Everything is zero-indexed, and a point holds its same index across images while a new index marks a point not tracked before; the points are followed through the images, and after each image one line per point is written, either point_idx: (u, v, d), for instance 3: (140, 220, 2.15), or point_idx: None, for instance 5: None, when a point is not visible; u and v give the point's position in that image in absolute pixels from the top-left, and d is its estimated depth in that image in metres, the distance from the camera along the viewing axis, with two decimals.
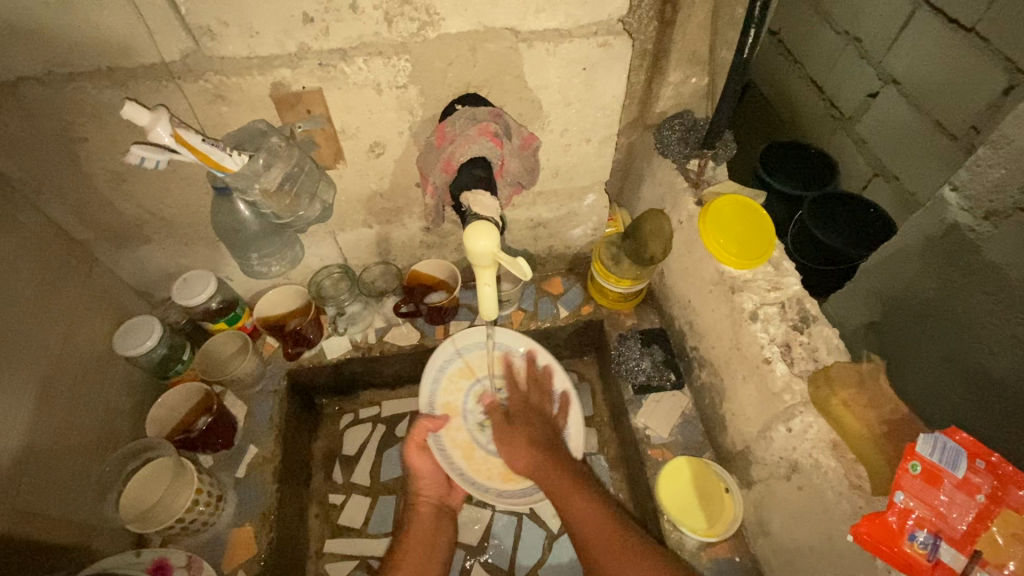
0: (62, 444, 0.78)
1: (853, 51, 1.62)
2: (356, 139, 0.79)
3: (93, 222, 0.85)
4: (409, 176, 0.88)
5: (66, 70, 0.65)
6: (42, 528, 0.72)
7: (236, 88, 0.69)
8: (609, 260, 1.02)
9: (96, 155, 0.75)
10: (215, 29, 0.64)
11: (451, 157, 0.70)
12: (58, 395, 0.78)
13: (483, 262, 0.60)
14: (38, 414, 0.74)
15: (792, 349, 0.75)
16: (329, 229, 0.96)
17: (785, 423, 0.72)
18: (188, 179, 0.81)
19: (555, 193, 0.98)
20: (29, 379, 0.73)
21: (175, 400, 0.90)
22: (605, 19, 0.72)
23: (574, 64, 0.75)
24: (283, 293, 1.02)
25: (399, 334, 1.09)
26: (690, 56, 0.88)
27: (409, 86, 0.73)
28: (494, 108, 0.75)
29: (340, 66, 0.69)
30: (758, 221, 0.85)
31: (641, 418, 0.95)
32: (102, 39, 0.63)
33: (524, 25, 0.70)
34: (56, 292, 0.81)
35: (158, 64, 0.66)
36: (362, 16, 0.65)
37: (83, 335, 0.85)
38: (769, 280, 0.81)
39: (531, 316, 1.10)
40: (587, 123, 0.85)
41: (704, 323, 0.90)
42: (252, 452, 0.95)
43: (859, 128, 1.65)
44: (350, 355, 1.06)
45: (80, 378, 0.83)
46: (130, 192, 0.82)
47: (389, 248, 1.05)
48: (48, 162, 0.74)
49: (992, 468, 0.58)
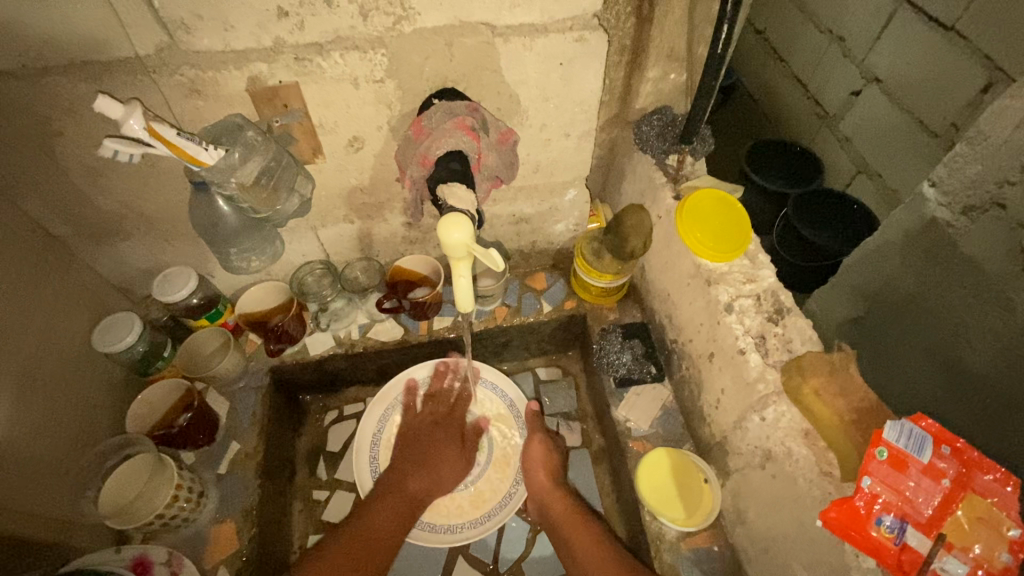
0: (38, 442, 0.77)
1: (836, 50, 1.65)
2: (335, 134, 0.79)
3: (70, 218, 0.85)
4: (390, 171, 0.88)
5: (39, 64, 0.64)
6: (19, 525, 0.72)
7: (212, 82, 0.69)
8: (591, 255, 1.04)
9: (72, 150, 0.75)
10: (189, 23, 0.64)
11: (427, 151, 0.71)
12: (34, 392, 0.77)
13: (457, 254, 0.60)
14: (13, 411, 0.73)
15: (767, 340, 0.76)
16: (310, 225, 0.96)
17: (759, 412, 0.73)
18: (165, 175, 0.81)
19: (536, 189, 0.99)
20: (6, 375, 0.73)
21: (156, 397, 0.90)
22: (581, 14, 0.72)
23: (551, 59, 0.76)
24: (265, 290, 1.02)
25: (382, 329, 1.09)
26: (668, 52, 0.89)
27: (387, 80, 0.74)
28: (472, 103, 0.75)
29: (317, 61, 0.69)
30: (735, 214, 0.86)
31: (622, 411, 0.96)
32: (75, 33, 0.62)
33: (500, 20, 0.71)
34: (33, 288, 0.80)
35: (132, 58, 0.66)
36: (338, 10, 0.65)
37: (60, 332, 0.84)
38: (745, 272, 0.82)
39: (514, 312, 1.10)
40: (565, 118, 0.85)
41: (683, 315, 0.91)
42: (234, 449, 0.96)
43: (843, 126, 1.68)
44: (334, 351, 1.06)
45: (58, 375, 0.83)
46: (108, 187, 0.81)
47: (371, 243, 1.05)
48: (22, 156, 0.74)
49: (958, 453, 0.60)
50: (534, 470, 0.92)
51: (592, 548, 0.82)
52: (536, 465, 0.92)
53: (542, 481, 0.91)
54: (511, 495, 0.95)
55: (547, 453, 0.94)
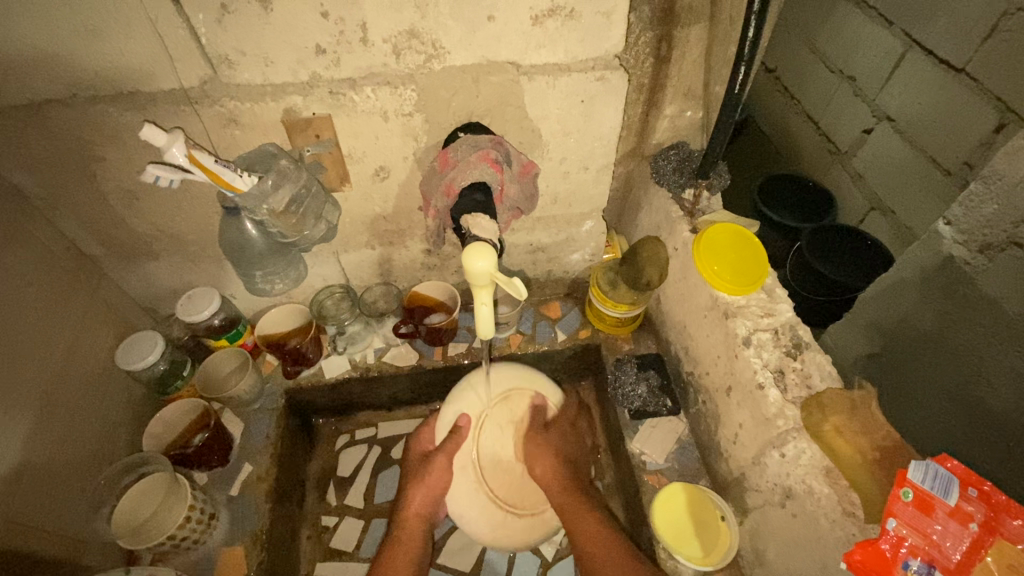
0: (58, 456, 0.78)
1: (848, 89, 1.68)
2: (363, 163, 0.82)
3: (104, 238, 0.88)
4: (413, 200, 0.90)
5: (90, 93, 0.68)
6: (35, 539, 0.72)
7: (249, 113, 0.72)
8: (607, 285, 1.05)
9: (111, 174, 0.78)
10: (232, 58, 0.67)
11: (452, 182, 0.73)
12: (58, 406, 0.79)
13: (480, 281, 0.60)
14: (38, 424, 0.75)
15: (786, 375, 0.75)
16: (333, 250, 0.99)
17: (778, 448, 0.72)
18: (198, 199, 0.84)
19: (554, 219, 1.01)
20: (32, 390, 0.75)
21: (172, 416, 0.91)
22: (602, 55, 0.75)
23: (573, 96, 0.79)
24: (284, 312, 1.04)
25: (397, 354, 1.10)
26: (685, 90, 0.92)
27: (415, 114, 0.77)
28: (495, 137, 0.78)
29: (349, 95, 0.73)
30: (752, 249, 0.86)
31: (637, 444, 0.96)
32: (124, 66, 0.66)
33: (524, 59, 0.73)
34: (62, 305, 0.83)
35: (177, 89, 0.69)
36: (371, 48, 0.68)
37: (86, 349, 0.86)
38: (762, 306, 0.82)
39: (529, 339, 1.12)
40: (585, 152, 0.88)
41: (699, 348, 0.91)
42: (247, 470, 0.96)
43: (856, 163, 1.69)
44: (349, 374, 1.07)
45: (80, 391, 0.84)
46: (143, 210, 0.84)
47: (389, 269, 1.06)
48: (65, 179, 0.77)
49: (984, 497, 0.57)
50: (533, 463, 0.85)
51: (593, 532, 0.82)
52: (537, 456, 0.85)
53: (542, 473, 0.84)
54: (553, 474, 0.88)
55: (558, 463, 0.85)
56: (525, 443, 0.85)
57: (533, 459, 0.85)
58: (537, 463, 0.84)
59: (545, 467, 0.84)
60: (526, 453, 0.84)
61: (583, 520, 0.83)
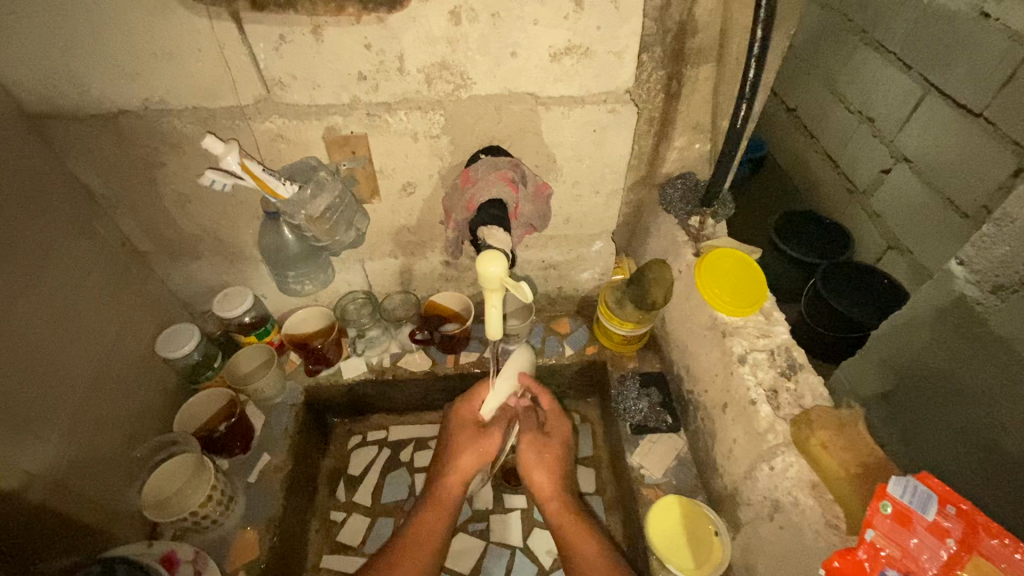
0: (102, 431, 0.86)
1: (866, 130, 1.73)
2: (392, 179, 0.90)
3: (156, 236, 0.97)
4: (435, 214, 0.98)
5: (159, 107, 0.78)
6: (76, 505, 0.79)
7: (295, 129, 0.81)
8: (614, 304, 1.10)
9: (169, 178, 0.87)
10: (284, 81, 0.76)
11: (472, 198, 0.80)
12: (106, 385, 0.87)
13: (491, 285, 0.66)
14: (87, 398, 0.83)
15: (779, 394, 0.79)
16: (359, 258, 1.07)
17: (768, 462, 0.75)
18: (243, 205, 0.93)
19: (566, 239, 1.07)
20: (83, 368, 0.83)
21: (201, 404, 0.99)
22: (614, 89, 0.82)
23: (586, 125, 0.86)
24: (310, 314, 1.12)
25: (412, 360, 1.16)
26: (694, 124, 0.99)
27: (441, 136, 0.85)
28: (514, 160, 0.85)
29: (385, 117, 0.81)
30: (751, 273, 0.91)
31: (637, 457, 1.00)
32: (191, 84, 0.75)
33: (543, 91, 0.81)
34: (114, 293, 0.91)
35: (234, 106, 0.78)
36: (407, 77, 0.77)
37: (131, 336, 0.95)
38: (759, 327, 0.87)
39: (538, 352, 1.17)
40: (596, 176, 0.94)
41: (699, 366, 0.95)
42: (265, 459, 1.02)
43: (873, 203, 1.73)
44: (365, 376, 1.13)
45: (124, 373, 0.92)
46: (193, 212, 0.93)
47: (409, 279, 1.14)
48: (129, 181, 0.87)
49: (963, 515, 0.59)
50: (532, 472, 0.91)
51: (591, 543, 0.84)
52: (535, 465, 0.91)
53: (542, 481, 0.91)
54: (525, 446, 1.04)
55: (554, 476, 0.91)
56: (523, 448, 0.92)
57: (528, 465, 0.92)
58: (537, 472, 0.91)
59: (547, 474, 0.91)
60: (524, 462, 0.92)
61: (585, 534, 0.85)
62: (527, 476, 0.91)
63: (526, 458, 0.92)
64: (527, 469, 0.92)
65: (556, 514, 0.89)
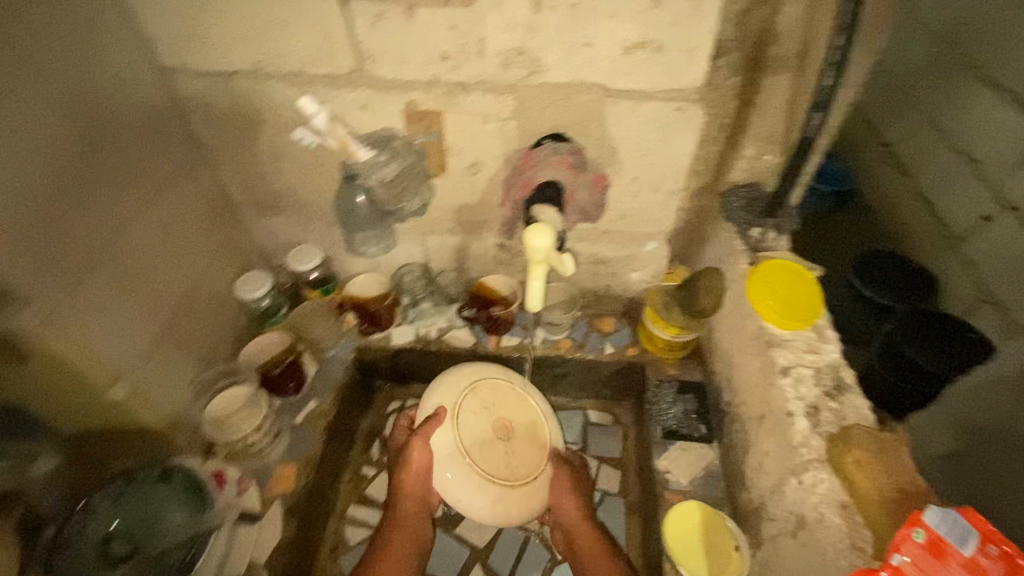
0: (179, 351, 0.97)
1: (968, 170, 1.52)
2: (460, 157, 0.96)
3: (247, 188, 1.08)
4: (495, 196, 1.02)
5: (267, 70, 0.88)
6: (150, 408, 0.91)
7: (379, 101, 0.88)
8: (661, 307, 1.12)
9: (266, 136, 0.98)
10: (375, 55, 0.84)
11: (530, 178, 0.86)
12: (188, 312, 0.99)
13: (536, 257, 0.70)
14: (171, 320, 0.95)
15: (819, 412, 0.76)
16: (420, 231, 1.13)
17: (797, 476, 0.73)
18: (324, 168, 1.02)
19: (620, 235, 1.08)
20: (171, 293, 0.94)
21: (266, 345, 1.08)
22: (684, 88, 0.84)
23: (651, 122, 0.87)
24: (370, 280, 1.19)
25: (456, 335, 1.21)
26: (766, 135, 0.98)
27: (511, 119, 0.89)
28: (575, 146, 0.89)
29: (460, 96, 0.87)
30: (806, 289, 0.89)
31: (664, 462, 0.99)
32: (295, 51, 0.85)
33: (613, 83, 0.84)
34: (206, 234, 1.03)
35: (329, 75, 0.87)
36: (485, 60, 0.82)
37: (214, 274, 1.06)
38: (808, 343, 0.84)
39: (577, 346, 1.19)
40: (656, 175, 0.96)
41: (740, 377, 0.93)
42: (312, 404, 1.11)
43: (971, 249, 1.47)
44: (412, 344, 1.20)
45: (204, 306, 1.04)
46: (281, 170, 1.03)
47: (464, 258, 1.19)
48: (233, 135, 0.98)
49: (1006, 557, 0.56)
50: (563, 502, 0.95)
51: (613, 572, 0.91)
52: (564, 496, 0.95)
53: (573, 511, 0.96)
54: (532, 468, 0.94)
55: (581, 506, 0.96)
56: (548, 479, 0.95)
57: (560, 498, 0.95)
58: (565, 503, 0.95)
59: (576, 505, 0.96)
60: (554, 493, 0.95)
61: (605, 563, 0.92)
62: (557, 504, 0.96)
63: (557, 489, 0.95)
64: (558, 502, 0.95)
65: (584, 540, 0.94)
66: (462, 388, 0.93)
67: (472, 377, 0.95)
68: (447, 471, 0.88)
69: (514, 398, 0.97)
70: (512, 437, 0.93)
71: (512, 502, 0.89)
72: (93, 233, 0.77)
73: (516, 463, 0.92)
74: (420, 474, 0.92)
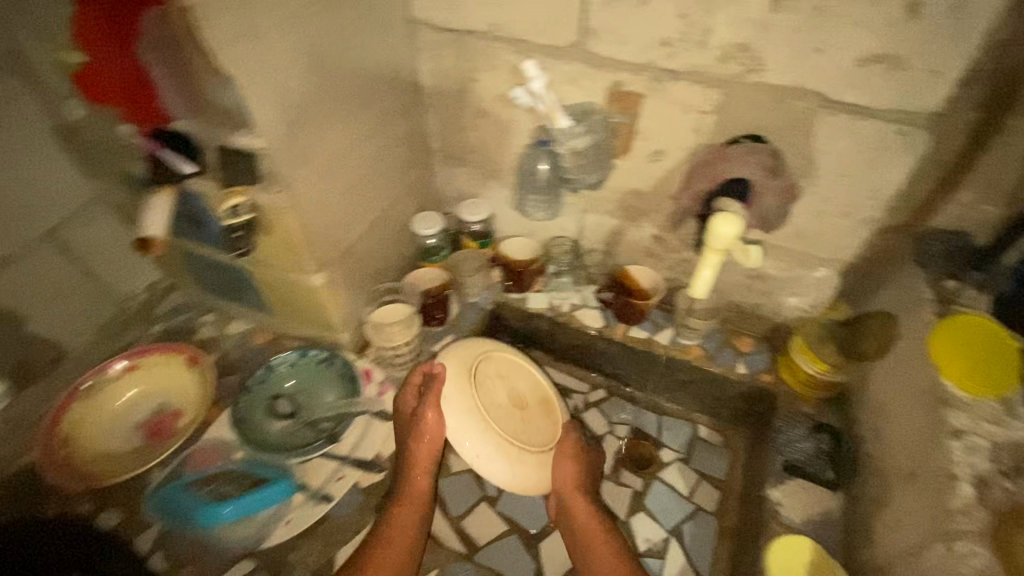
0: (362, 262, 1.14)
1: None
2: (646, 143, 0.99)
3: (443, 137, 1.21)
4: (669, 188, 1.04)
5: (496, 33, 0.98)
6: (333, 301, 1.08)
7: (588, 76, 0.95)
8: (815, 342, 1.06)
9: (475, 93, 1.09)
10: (598, 32, 0.90)
11: (719, 172, 0.93)
12: (375, 232, 1.15)
13: (718, 245, 0.88)
14: (363, 234, 1.11)
15: (990, 487, 0.69)
16: (582, 208, 1.19)
17: (947, 542, 0.67)
18: (515, 132, 1.11)
19: (788, 254, 1.05)
20: (368, 211, 1.11)
21: (424, 277, 1.23)
22: (914, 111, 0.79)
23: (864, 140, 0.84)
24: (523, 243, 1.28)
25: (588, 314, 1.26)
26: (989, 182, 0.82)
27: (711, 114, 0.90)
28: (774, 152, 0.89)
29: (668, 83, 0.90)
30: (1003, 355, 0.79)
31: (777, 492, 0.95)
32: (527, 19, 0.94)
33: (834, 94, 0.81)
34: (404, 169, 1.18)
35: (549, 45, 0.95)
36: (705, 51, 0.84)
37: (400, 206, 1.22)
38: (992, 413, 0.75)
39: (708, 357, 1.17)
40: (850, 199, 0.92)
41: (893, 430, 0.87)
42: (448, 339, 1.23)
43: None
44: (545, 311, 1.27)
45: (387, 230, 1.19)
46: (477, 125, 1.15)
47: (615, 243, 1.22)
48: (448, 88, 1.11)
49: None
50: (563, 467, 1.03)
51: (608, 547, 0.95)
52: (564, 465, 1.03)
53: (568, 476, 1.02)
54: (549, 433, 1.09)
55: (577, 473, 1.03)
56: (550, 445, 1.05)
57: (557, 466, 1.03)
58: (564, 470, 1.03)
59: (573, 473, 1.03)
60: (556, 460, 1.03)
61: (598, 536, 0.97)
62: (556, 472, 1.02)
63: (558, 454, 1.04)
64: (554, 469, 1.03)
65: (575, 512, 1.00)
66: (467, 358, 1.04)
67: (487, 351, 1.09)
68: (467, 438, 0.96)
69: (529, 377, 1.14)
70: (527, 409, 1.08)
71: (529, 466, 1.00)
72: (332, 145, 0.94)
73: (530, 430, 1.06)
74: (432, 444, 0.97)
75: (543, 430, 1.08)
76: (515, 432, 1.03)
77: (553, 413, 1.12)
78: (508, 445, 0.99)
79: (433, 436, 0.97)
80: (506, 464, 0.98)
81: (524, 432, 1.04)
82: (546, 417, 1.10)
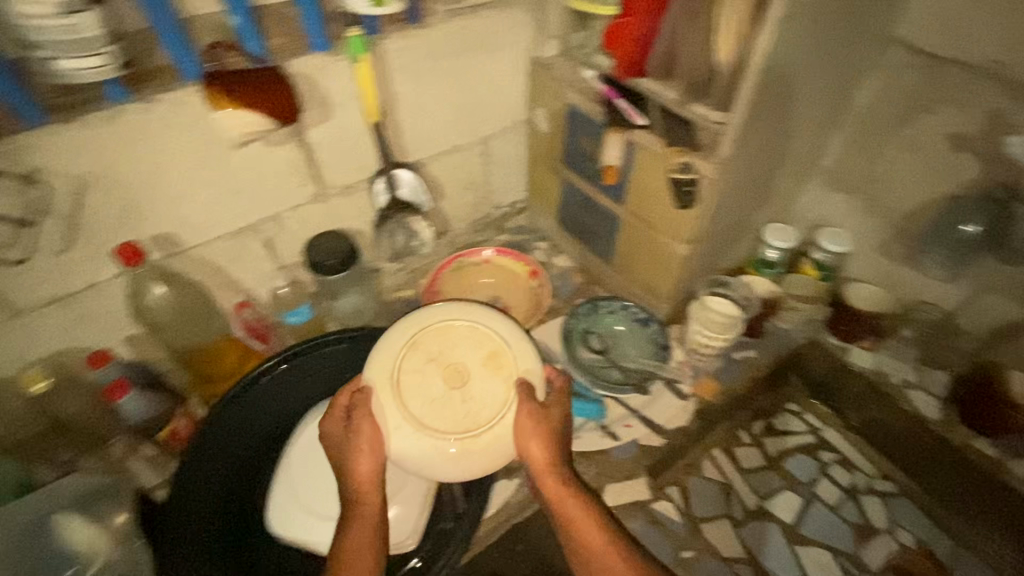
0: (715, 251, 1.17)
1: None
2: None
3: (842, 161, 1.19)
4: None
5: (1000, 73, 0.91)
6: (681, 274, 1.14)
7: None
8: None
9: (918, 127, 1.04)
10: None
11: None
12: (741, 228, 1.18)
13: None
14: (732, 226, 1.14)
15: None
16: (983, 282, 1.06)
17: None
18: (944, 178, 1.03)
19: None
20: (750, 207, 1.14)
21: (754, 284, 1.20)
22: None
23: None
24: (873, 294, 1.19)
25: (919, 398, 1.15)
26: None
27: None
28: None
29: None
30: None
31: None
32: None
33: None
34: (794, 179, 1.19)
35: None
36: None
37: (763, 212, 1.21)
38: None
39: None
40: None
41: None
42: (751, 353, 1.20)
43: None
44: (867, 373, 1.19)
45: (745, 230, 1.21)
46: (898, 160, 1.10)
47: (1007, 335, 1.07)
48: (886, 116, 1.08)
49: None
50: (529, 444, 0.79)
51: (607, 546, 0.78)
52: (540, 441, 0.79)
53: (540, 454, 0.79)
54: (497, 388, 0.80)
55: (548, 441, 0.80)
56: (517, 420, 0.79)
57: (524, 445, 0.79)
58: (539, 447, 0.79)
59: (543, 448, 0.79)
60: (517, 441, 0.79)
61: (591, 528, 0.79)
62: (523, 449, 0.80)
63: (521, 428, 0.79)
64: (523, 450, 0.80)
65: (560, 509, 0.81)
66: (390, 361, 0.80)
67: (407, 328, 0.82)
68: (405, 447, 0.77)
69: (467, 334, 0.82)
70: (468, 384, 0.79)
71: (478, 453, 0.78)
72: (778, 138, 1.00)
73: (478, 389, 0.79)
74: (375, 457, 0.79)
75: (500, 388, 0.80)
76: (457, 408, 0.78)
77: (508, 364, 0.81)
78: (476, 427, 0.78)
79: (364, 453, 0.79)
80: (485, 450, 0.78)
81: (484, 390, 0.79)
82: (517, 381, 0.80)
